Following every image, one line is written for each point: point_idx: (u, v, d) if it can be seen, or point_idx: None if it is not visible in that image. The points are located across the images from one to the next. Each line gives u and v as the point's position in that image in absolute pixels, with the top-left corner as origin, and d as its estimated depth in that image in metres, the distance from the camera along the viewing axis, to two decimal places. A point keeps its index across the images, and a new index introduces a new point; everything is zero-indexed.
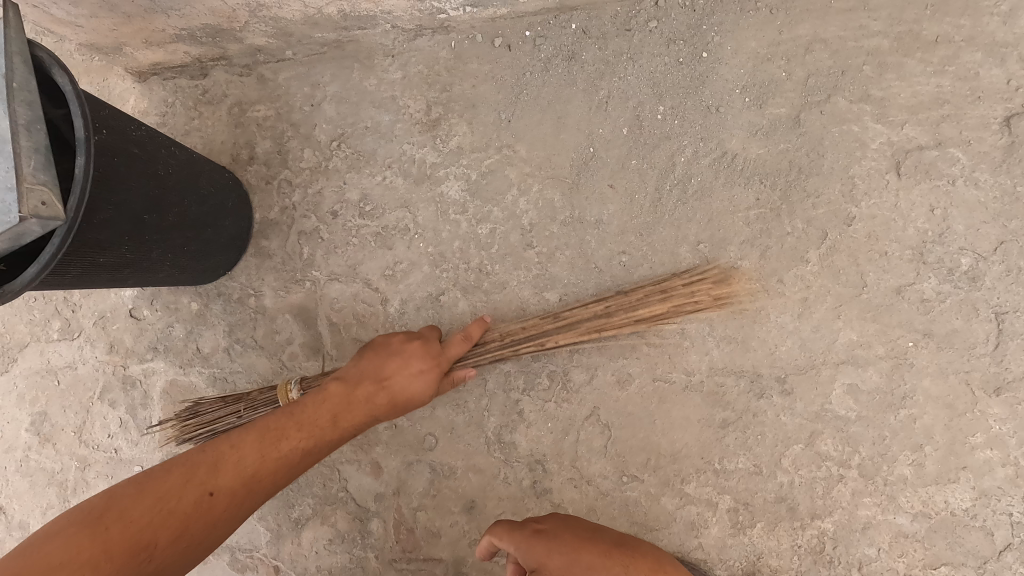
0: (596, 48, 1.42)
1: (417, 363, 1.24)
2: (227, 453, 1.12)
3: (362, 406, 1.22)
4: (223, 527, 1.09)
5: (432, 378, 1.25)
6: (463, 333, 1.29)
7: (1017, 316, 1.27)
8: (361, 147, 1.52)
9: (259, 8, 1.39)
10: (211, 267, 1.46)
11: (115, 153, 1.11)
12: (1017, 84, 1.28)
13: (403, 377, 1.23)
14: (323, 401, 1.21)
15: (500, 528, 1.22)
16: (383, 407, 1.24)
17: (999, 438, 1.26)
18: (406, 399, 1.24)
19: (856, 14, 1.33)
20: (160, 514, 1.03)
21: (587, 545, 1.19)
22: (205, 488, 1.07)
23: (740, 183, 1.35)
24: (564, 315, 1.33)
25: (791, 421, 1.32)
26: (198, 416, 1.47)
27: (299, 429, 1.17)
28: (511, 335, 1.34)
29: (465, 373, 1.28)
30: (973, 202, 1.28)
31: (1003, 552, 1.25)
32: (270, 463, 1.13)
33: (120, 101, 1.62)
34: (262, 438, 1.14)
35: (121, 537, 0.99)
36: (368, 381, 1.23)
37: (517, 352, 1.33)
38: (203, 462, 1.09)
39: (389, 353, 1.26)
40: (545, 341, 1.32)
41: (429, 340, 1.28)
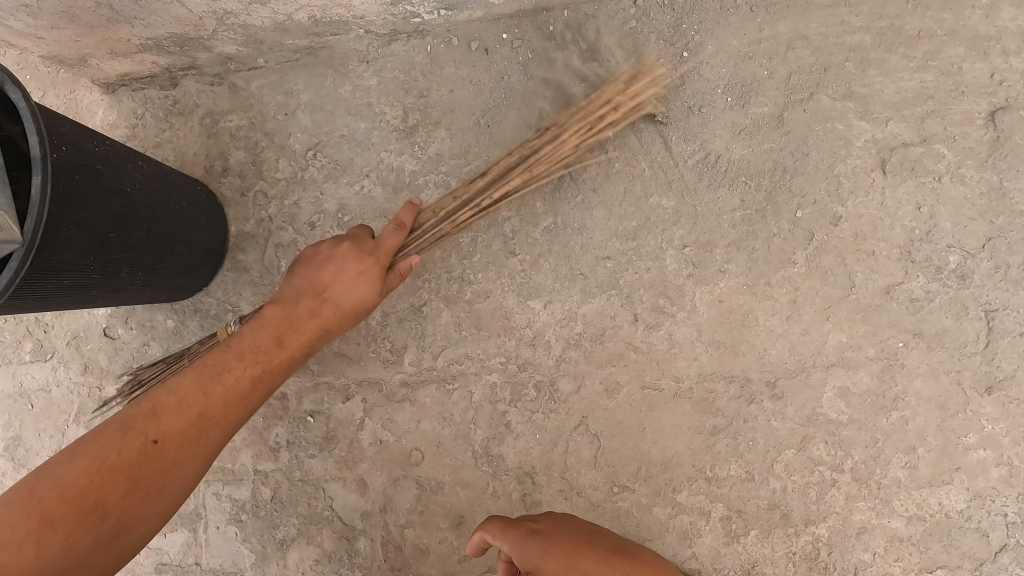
0: (574, 49, 1.39)
1: (354, 264, 1.14)
2: (166, 400, 1.04)
3: (305, 322, 1.14)
4: (182, 473, 1.03)
5: (374, 278, 1.15)
6: (394, 221, 1.20)
7: (1007, 314, 1.25)
8: (337, 156, 1.48)
9: (226, 15, 1.35)
10: (185, 283, 1.41)
11: (76, 170, 1.07)
12: (1000, 78, 1.26)
13: (343, 282, 1.13)
14: (260, 326, 1.13)
15: (495, 524, 1.14)
16: (332, 320, 1.15)
17: (992, 437, 1.25)
18: (352, 304, 1.14)
19: (837, 9, 1.30)
20: (103, 471, 0.96)
21: (586, 549, 1.09)
22: (148, 437, 1.00)
23: (724, 184, 1.32)
24: (490, 170, 1.27)
25: (782, 426, 1.30)
26: (142, 384, 1.43)
27: (240, 359, 1.10)
28: (444, 208, 1.26)
29: (410, 260, 1.17)
30: (960, 199, 1.27)
31: (998, 553, 1.24)
32: (216, 398, 1.07)
33: (88, 114, 1.56)
34: (201, 377, 1.07)
35: (59, 502, 0.91)
36: (307, 297, 1.14)
37: (455, 225, 1.26)
38: (140, 413, 1.02)
39: (321, 261, 1.16)
40: (483, 202, 1.25)
41: (361, 238, 1.18)
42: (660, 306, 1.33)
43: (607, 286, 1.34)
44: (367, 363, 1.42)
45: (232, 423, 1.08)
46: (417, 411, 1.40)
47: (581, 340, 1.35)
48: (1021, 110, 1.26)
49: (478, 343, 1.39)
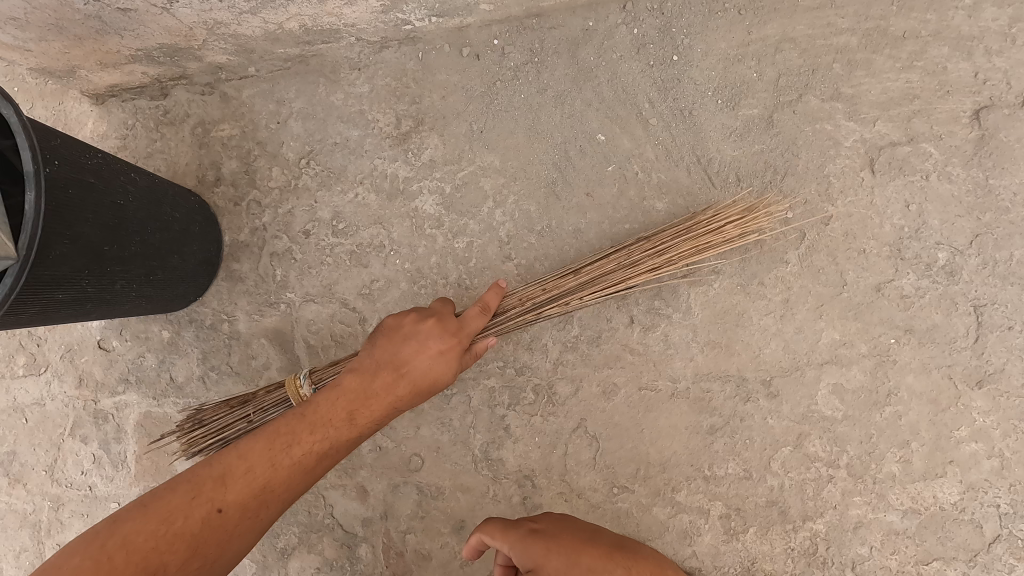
0: (566, 54, 1.40)
1: (436, 343, 1.13)
2: (235, 465, 1.01)
3: (381, 398, 1.11)
4: (238, 545, 1.00)
5: (453, 357, 1.14)
6: (479, 303, 1.19)
7: (995, 308, 1.27)
8: (330, 164, 1.48)
9: (216, 25, 1.35)
10: (179, 295, 1.41)
11: (70, 184, 1.06)
12: (984, 77, 1.29)
13: (423, 361, 1.12)
14: (336, 397, 1.10)
15: (494, 526, 1.13)
16: (405, 396, 1.13)
17: (984, 430, 1.27)
18: (429, 382, 1.13)
19: (824, 12, 1.32)
20: (166, 538, 0.93)
21: (587, 547, 1.09)
22: (213, 504, 0.97)
23: (717, 186, 1.34)
24: (584, 270, 1.26)
25: (778, 424, 1.31)
26: (203, 425, 1.38)
27: (314, 432, 1.07)
28: (530, 298, 1.26)
29: (487, 343, 1.19)
30: (947, 196, 1.29)
31: (992, 544, 1.26)
32: (283, 472, 1.03)
33: (77, 125, 1.55)
34: (272, 445, 1.04)
35: (125, 562, 0.88)
36: (386, 371, 1.12)
37: (540, 314, 1.26)
38: (209, 476, 0.99)
39: (404, 337, 1.14)
40: (571, 300, 1.25)
41: (442, 318, 1.17)
42: (656, 308, 1.34)
43: (602, 289, 1.35)
44: None
45: (295, 498, 1.06)
46: (416, 417, 1.41)
47: (578, 343, 1.36)
48: (1004, 108, 1.28)
49: None
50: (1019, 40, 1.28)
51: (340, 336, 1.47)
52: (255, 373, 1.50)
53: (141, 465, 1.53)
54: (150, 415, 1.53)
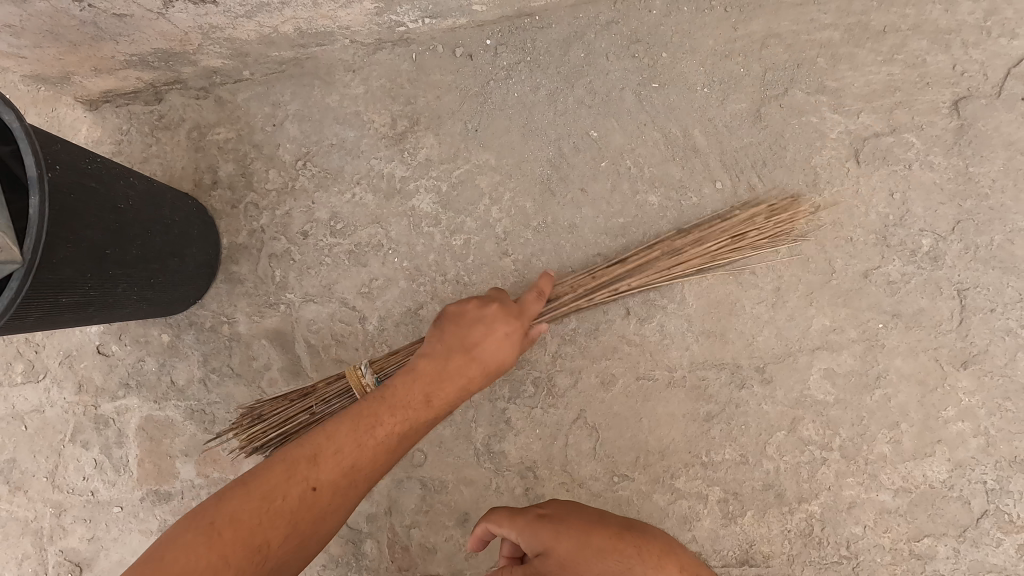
0: (557, 53, 1.43)
1: (501, 327, 1.17)
2: (326, 445, 1.05)
3: (453, 381, 1.14)
4: (331, 520, 1.05)
5: (517, 342, 1.18)
6: (536, 289, 1.23)
7: (977, 291, 1.32)
8: (327, 164, 1.50)
9: (212, 30, 1.36)
10: (179, 298, 1.42)
11: (71, 189, 1.07)
12: (962, 69, 1.33)
13: (492, 343, 1.16)
14: (412, 381, 1.13)
15: (500, 513, 1.13)
16: (476, 378, 1.15)
17: (970, 410, 1.31)
18: (495, 364, 1.16)
19: (806, 8, 1.36)
20: (267, 515, 0.98)
21: (597, 529, 1.07)
22: (308, 483, 1.02)
23: (707, 179, 1.37)
24: (630, 258, 1.32)
25: (772, 409, 1.35)
26: (264, 419, 1.40)
27: (393, 413, 1.10)
28: (582, 285, 1.31)
29: (544, 327, 1.21)
30: (929, 184, 1.33)
31: (980, 519, 1.30)
32: (370, 452, 1.07)
33: (72, 131, 1.56)
34: (356, 426, 1.07)
35: (233, 538, 0.95)
36: (456, 354, 1.15)
37: (590, 301, 1.32)
38: (302, 457, 1.03)
39: (470, 321, 1.17)
40: (621, 286, 1.30)
41: (506, 301, 1.20)
42: (651, 299, 1.37)
43: None
44: None
45: (378, 477, 1.10)
46: None
47: (576, 335, 1.39)
48: (981, 98, 1.32)
49: None
50: (994, 33, 1.33)
51: (340, 335, 1.49)
52: (257, 373, 1.51)
53: (143, 469, 1.53)
54: (152, 419, 1.53)
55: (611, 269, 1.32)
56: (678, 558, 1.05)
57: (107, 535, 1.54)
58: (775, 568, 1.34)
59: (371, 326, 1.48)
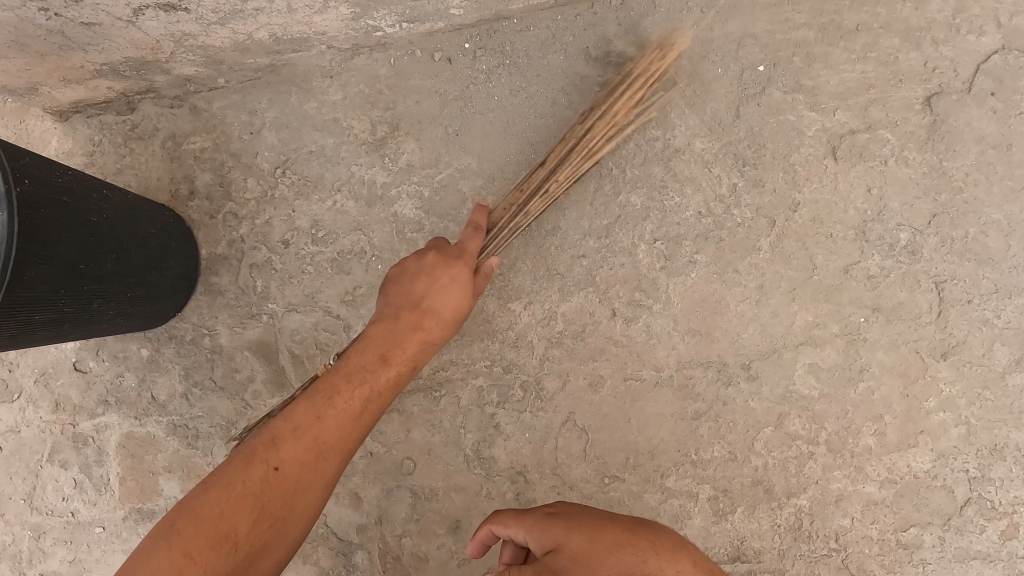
0: (536, 54, 1.43)
1: (444, 271, 1.18)
2: (283, 427, 1.08)
3: (404, 341, 1.17)
4: (304, 497, 1.07)
5: (465, 284, 1.19)
6: (471, 223, 1.23)
7: (955, 283, 1.34)
8: (307, 172, 1.48)
9: (184, 37, 1.34)
10: (156, 311, 1.39)
11: (42, 204, 1.03)
12: (933, 66, 1.36)
13: (438, 293, 1.17)
14: (362, 349, 1.17)
15: (507, 514, 1.10)
16: (431, 330, 1.18)
17: (950, 400, 1.34)
18: (449, 313, 1.18)
19: (781, 8, 1.38)
20: (231, 505, 1.00)
21: (609, 522, 1.05)
22: (270, 464, 1.05)
23: (688, 179, 1.38)
24: (549, 156, 1.30)
25: (759, 406, 1.36)
26: (253, 432, 1.38)
27: (348, 384, 1.14)
28: (513, 202, 1.28)
29: (492, 262, 1.21)
30: (905, 179, 1.35)
31: (964, 507, 1.33)
32: (330, 424, 1.10)
33: (41, 143, 1.51)
34: (312, 403, 1.11)
35: (198, 531, 0.97)
36: (404, 313, 1.18)
37: (528, 213, 1.29)
38: (261, 442, 1.07)
39: (412, 276, 1.19)
40: (550, 186, 1.28)
41: (446, 248, 1.22)
42: (636, 299, 1.38)
43: (584, 281, 1.39)
44: None
45: (346, 446, 1.11)
46: (406, 420, 1.41)
47: (563, 338, 1.39)
48: (953, 94, 1.35)
49: (463, 349, 1.41)
50: (963, 30, 1.36)
51: (325, 344, 1.47)
52: (241, 386, 1.48)
53: (125, 487, 1.50)
54: (133, 436, 1.50)
55: (535, 175, 1.30)
56: (690, 553, 1.03)
57: (89, 557, 1.50)
58: (766, 563, 1.35)
59: (356, 334, 1.46)
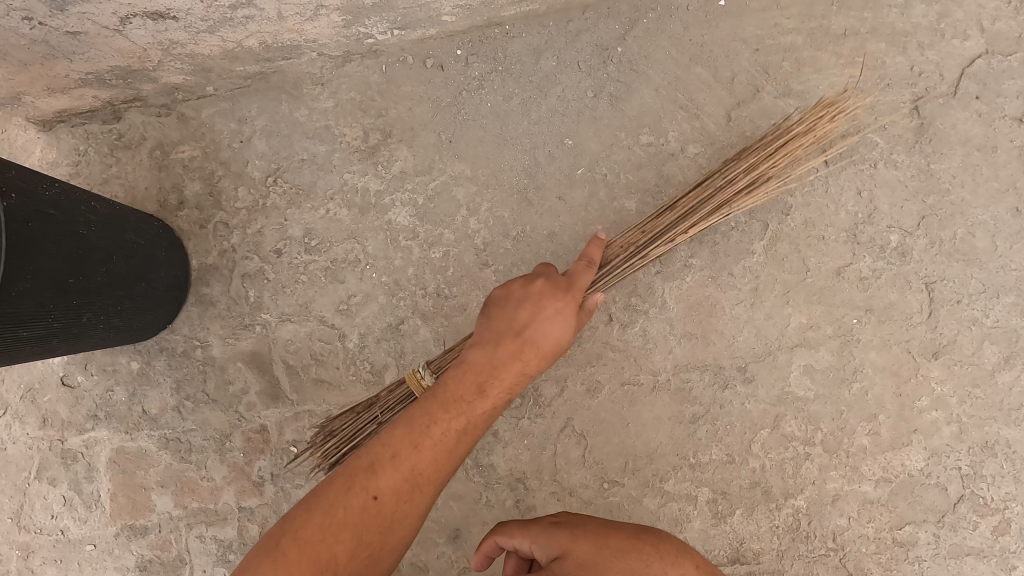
0: (528, 60, 1.43)
1: (550, 303, 1.13)
2: (381, 453, 1.04)
3: (505, 368, 1.11)
4: (399, 531, 1.04)
5: (569, 317, 1.13)
6: (585, 258, 1.19)
7: (944, 284, 1.36)
8: (298, 180, 1.46)
9: (172, 46, 1.32)
10: (147, 324, 1.37)
11: (28, 217, 1.01)
12: (919, 70, 1.38)
13: (543, 321, 1.12)
14: (461, 375, 1.11)
15: (512, 525, 1.11)
16: (531, 361, 1.11)
17: (942, 399, 1.36)
18: (550, 344, 1.12)
19: (770, 13, 1.39)
20: (329, 529, 0.98)
21: (614, 529, 1.06)
22: (368, 492, 1.01)
23: (681, 183, 1.39)
24: (675, 205, 1.30)
25: (755, 407, 1.37)
26: (336, 436, 1.38)
27: (446, 412, 1.08)
28: (631, 244, 1.29)
29: (599, 297, 1.16)
30: (894, 181, 1.37)
31: (957, 504, 1.35)
32: (426, 454, 1.05)
33: (24, 154, 1.48)
34: (409, 432, 1.06)
35: (301, 554, 0.95)
36: (506, 338, 1.11)
37: (645, 257, 1.28)
38: (359, 468, 1.03)
39: (516, 302, 1.14)
40: (673, 236, 1.27)
41: (551, 278, 1.17)
42: (632, 304, 1.38)
43: None
44: (348, 387, 1.45)
45: (443, 477, 1.07)
46: None
47: None
48: (938, 98, 1.37)
49: None
50: (947, 34, 1.38)
51: (320, 354, 1.46)
52: (234, 398, 1.46)
53: (117, 503, 1.47)
54: (123, 451, 1.47)
55: (660, 218, 1.30)
56: (695, 557, 1.04)
57: None
58: (765, 564, 1.36)
59: (352, 344, 1.45)
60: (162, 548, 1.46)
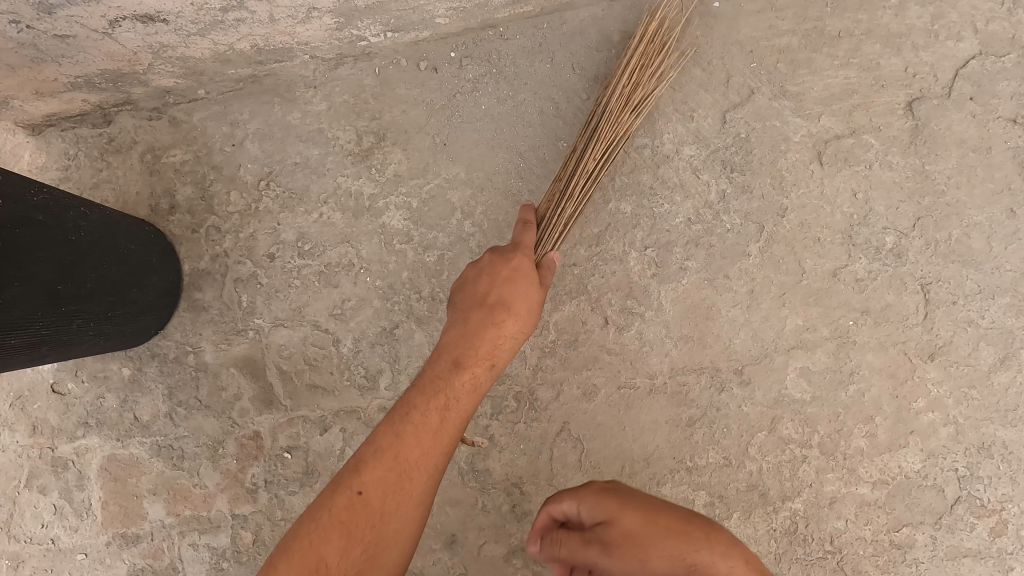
0: (523, 62, 1.42)
1: (501, 272, 1.15)
2: (364, 451, 1.04)
3: (475, 342, 1.11)
4: (393, 522, 1.02)
5: (525, 280, 1.15)
6: (520, 221, 1.22)
7: (940, 285, 1.36)
8: (292, 184, 1.45)
9: (163, 49, 1.31)
10: (138, 330, 1.35)
11: (17, 224, 0.99)
12: (914, 71, 1.38)
13: (499, 290, 1.14)
14: (434, 362, 1.13)
15: (561, 489, 0.99)
16: (499, 330, 1.12)
17: (939, 400, 1.36)
18: (515, 306, 1.13)
19: (765, 15, 1.39)
20: (318, 533, 0.97)
21: (667, 505, 0.91)
22: (353, 489, 1.01)
23: (676, 185, 1.39)
24: (577, 144, 1.31)
25: (752, 410, 1.37)
26: None
27: (422, 398, 1.08)
28: (556, 191, 1.28)
29: (554, 254, 1.22)
30: (889, 182, 1.37)
31: (955, 505, 1.34)
32: (407, 439, 1.05)
33: (12, 158, 1.46)
34: (389, 424, 1.06)
35: (292, 560, 0.94)
36: (471, 315, 1.13)
37: (570, 196, 1.28)
38: (345, 469, 1.04)
39: (472, 282, 1.17)
40: (585, 167, 1.28)
41: (499, 251, 1.19)
42: (629, 307, 1.38)
43: (576, 290, 1.39)
44: (343, 392, 1.43)
45: (429, 461, 1.05)
46: None
47: (556, 347, 1.38)
48: (933, 99, 1.37)
49: None
50: (941, 36, 1.38)
51: (314, 359, 1.44)
52: (228, 405, 1.45)
53: (108, 512, 1.45)
54: (115, 458, 1.45)
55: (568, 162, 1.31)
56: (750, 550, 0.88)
57: None
58: None
59: (346, 348, 1.44)
60: (154, 557, 1.44)
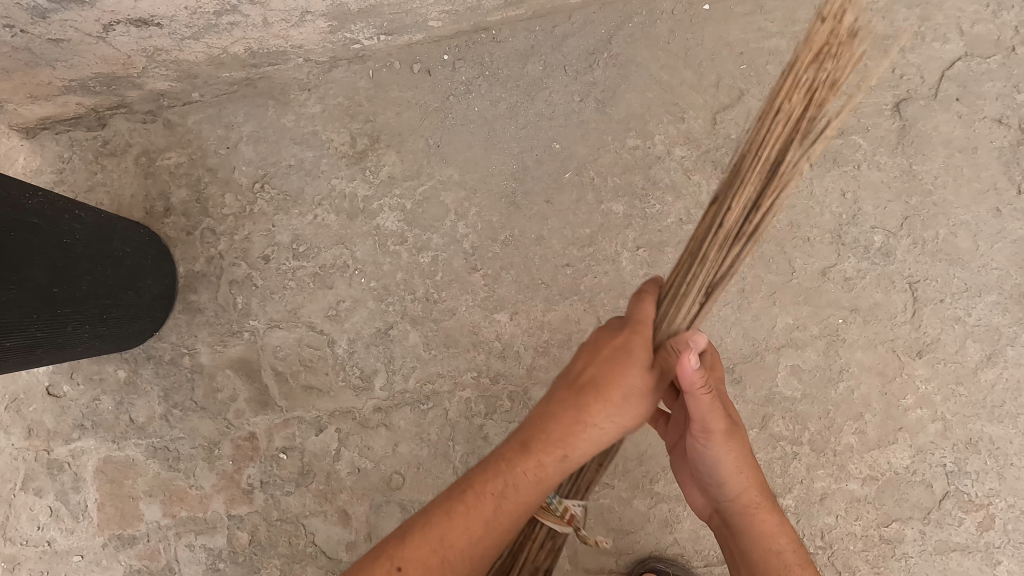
0: (516, 64, 1.44)
1: (612, 338, 0.89)
2: (415, 519, 0.81)
3: (564, 419, 0.85)
4: None
5: (639, 356, 0.86)
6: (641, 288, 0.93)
7: (927, 283, 1.38)
8: (286, 186, 1.46)
9: (157, 53, 1.32)
10: (134, 332, 1.35)
11: (13, 227, 1.00)
12: (901, 72, 1.40)
13: (606, 358, 0.87)
14: (516, 429, 0.88)
15: None
16: (595, 411, 0.84)
17: (927, 397, 1.38)
18: (622, 387, 0.85)
19: (754, 17, 1.41)
20: None
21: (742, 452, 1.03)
22: (391, 564, 0.77)
23: (667, 186, 1.40)
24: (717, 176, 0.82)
25: (744, 408, 1.38)
26: None
27: (492, 473, 0.82)
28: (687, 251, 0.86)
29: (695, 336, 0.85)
30: (877, 182, 1.39)
31: (943, 500, 1.36)
32: (463, 522, 0.79)
33: (5, 162, 1.45)
34: (449, 495, 0.82)
35: None
36: (568, 384, 0.88)
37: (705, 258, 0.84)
38: (390, 536, 0.80)
39: (581, 346, 0.92)
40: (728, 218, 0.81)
41: (617, 319, 0.93)
42: (621, 307, 1.39)
43: (569, 290, 1.40)
44: (338, 393, 1.44)
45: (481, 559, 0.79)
46: (393, 434, 1.42)
47: (550, 347, 1.40)
48: (920, 100, 1.39)
49: (448, 361, 1.42)
50: (928, 37, 1.40)
51: (309, 359, 1.45)
52: (223, 406, 1.46)
53: (105, 513, 1.45)
54: (111, 460, 1.46)
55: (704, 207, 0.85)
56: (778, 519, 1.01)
57: None
58: None
59: (341, 349, 1.45)
60: (150, 558, 1.44)
